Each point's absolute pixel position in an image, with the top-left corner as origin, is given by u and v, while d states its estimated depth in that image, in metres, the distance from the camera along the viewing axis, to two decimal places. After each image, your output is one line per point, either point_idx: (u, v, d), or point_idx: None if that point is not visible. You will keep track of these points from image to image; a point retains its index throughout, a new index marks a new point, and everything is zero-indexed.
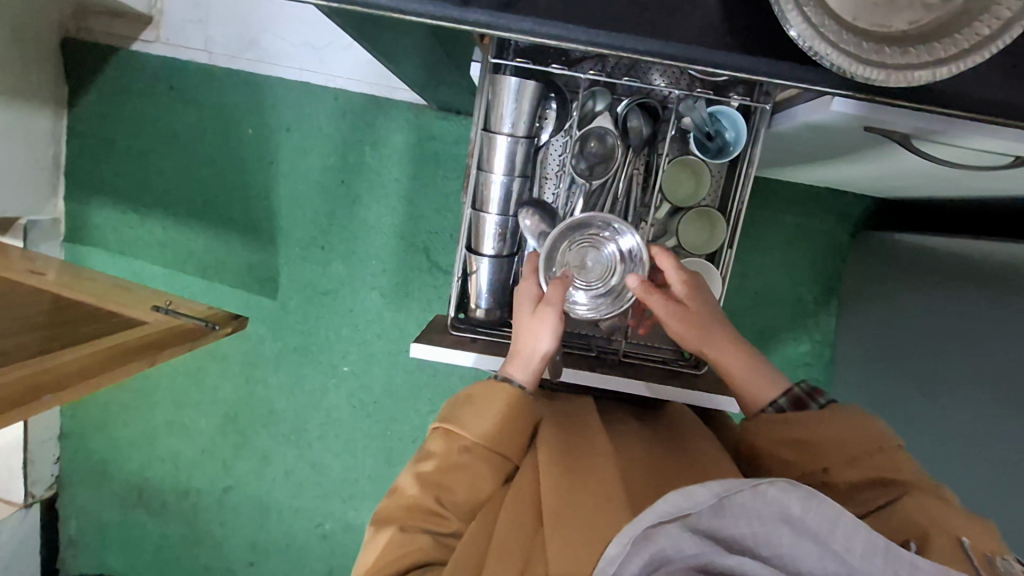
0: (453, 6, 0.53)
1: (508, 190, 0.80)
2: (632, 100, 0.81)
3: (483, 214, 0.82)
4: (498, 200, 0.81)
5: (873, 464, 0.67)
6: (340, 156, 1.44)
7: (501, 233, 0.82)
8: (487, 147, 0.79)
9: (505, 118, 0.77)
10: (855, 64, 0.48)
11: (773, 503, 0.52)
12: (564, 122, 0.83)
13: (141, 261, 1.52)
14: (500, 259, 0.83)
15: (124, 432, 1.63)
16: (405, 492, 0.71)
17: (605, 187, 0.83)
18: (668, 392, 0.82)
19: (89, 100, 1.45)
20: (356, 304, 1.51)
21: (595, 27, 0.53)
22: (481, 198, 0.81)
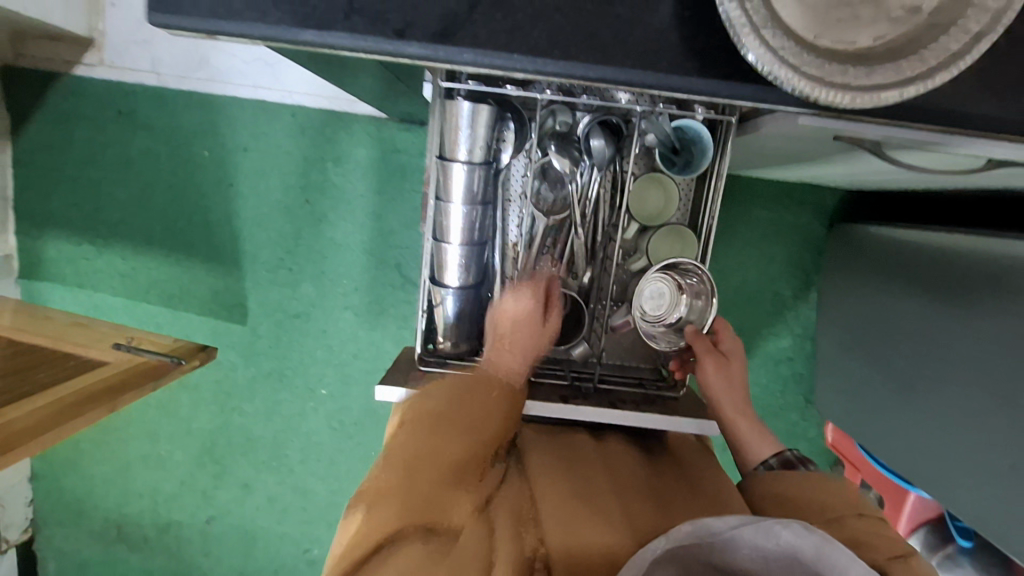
0: (388, 38, 0.49)
1: (469, 219, 0.77)
2: (592, 119, 0.79)
3: (444, 244, 0.78)
4: (459, 229, 0.77)
5: (850, 523, 0.63)
6: (302, 175, 1.39)
7: (467, 261, 0.79)
8: (443, 175, 0.75)
9: (460, 145, 0.73)
10: (819, 89, 0.45)
11: (784, 544, 0.50)
12: (524, 144, 0.82)
13: (101, 294, 1.46)
14: (466, 289, 0.80)
15: (98, 470, 1.58)
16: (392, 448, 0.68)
17: (564, 210, 0.84)
18: (647, 420, 0.79)
19: (31, 129, 1.38)
20: (329, 325, 1.47)
21: (541, 55, 0.49)
22: (441, 227, 0.78)
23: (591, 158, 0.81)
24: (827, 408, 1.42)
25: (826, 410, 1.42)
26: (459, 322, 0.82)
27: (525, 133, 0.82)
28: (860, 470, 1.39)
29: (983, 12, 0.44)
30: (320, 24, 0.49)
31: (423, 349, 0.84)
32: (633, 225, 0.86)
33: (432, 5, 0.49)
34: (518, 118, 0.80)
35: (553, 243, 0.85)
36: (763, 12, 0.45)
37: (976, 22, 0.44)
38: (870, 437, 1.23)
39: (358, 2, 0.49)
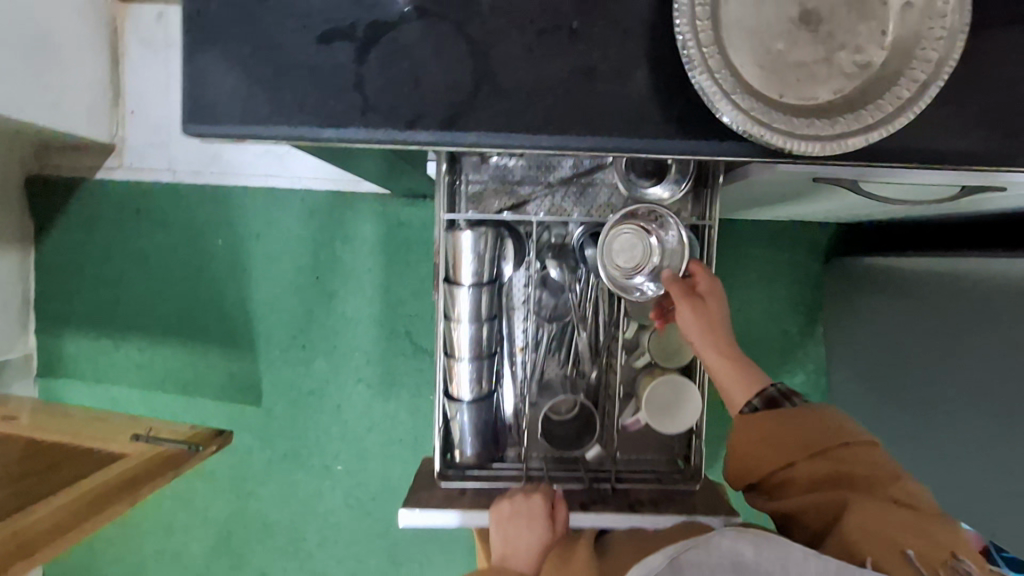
0: (400, 128, 0.55)
1: (478, 336, 0.80)
2: (586, 230, 0.83)
3: (456, 360, 0.81)
4: (469, 346, 0.80)
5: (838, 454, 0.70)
6: (313, 255, 1.45)
7: (479, 374, 0.82)
8: (451, 297, 0.79)
9: (467, 270, 0.78)
10: (791, 141, 0.50)
11: (725, 555, 0.56)
12: (523, 257, 0.86)
13: (119, 386, 1.48)
14: (479, 400, 0.82)
15: (112, 570, 1.53)
16: None
17: (565, 316, 0.87)
18: (668, 522, 0.77)
19: (54, 233, 1.45)
20: (343, 399, 1.48)
21: (538, 132, 0.55)
22: (452, 344, 0.81)
23: (586, 267, 0.85)
24: None
25: None
26: (477, 434, 0.83)
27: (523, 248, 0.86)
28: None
29: (925, 62, 0.50)
30: (339, 123, 0.54)
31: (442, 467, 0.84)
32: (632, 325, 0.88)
33: (438, 98, 0.54)
34: (514, 234, 0.85)
35: (558, 347, 0.88)
36: (733, 80, 0.50)
37: (920, 70, 0.50)
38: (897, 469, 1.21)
39: (371, 100, 0.55)
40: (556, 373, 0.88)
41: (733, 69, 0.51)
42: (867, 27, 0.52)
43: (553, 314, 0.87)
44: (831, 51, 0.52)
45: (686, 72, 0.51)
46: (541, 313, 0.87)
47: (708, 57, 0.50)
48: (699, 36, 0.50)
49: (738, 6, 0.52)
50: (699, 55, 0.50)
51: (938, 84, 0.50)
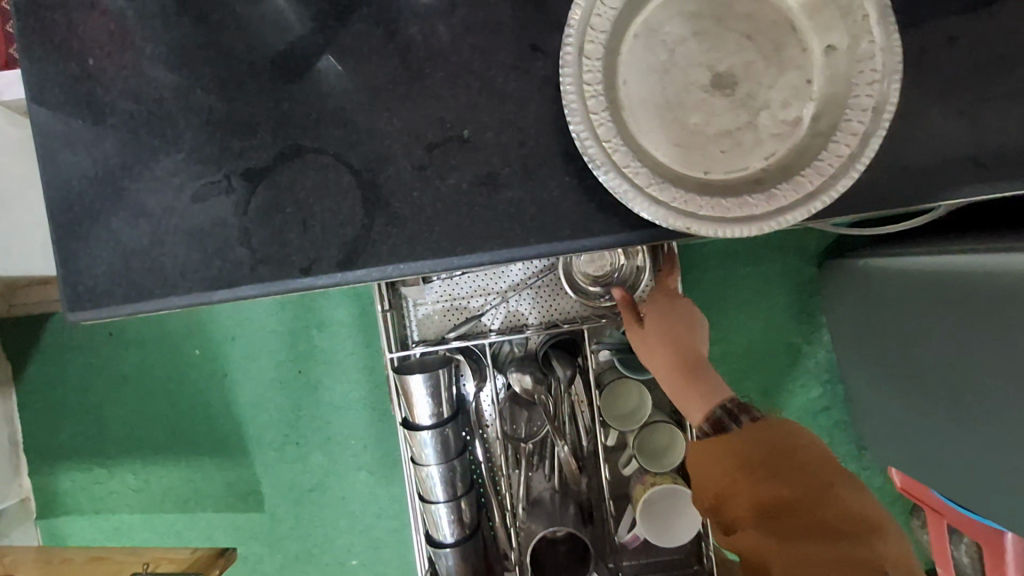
0: (295, 275, 0.49)
1: (448, 474, 0.73)
2: (546, 337, 0.80)
3: (431, 505, 0.73)
4: (441, 490, 0.73)
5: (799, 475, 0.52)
6: (291, 349, 1.40)
7: (458, 517, 0.74)
8: (413, 443, 0.71)
9: (424, 411, 0.70)
10: (723, 228, 0.44)
11: None
12: (483, 375, 0.82)
13: (119, 514, 1.44)
14: (463, 544, 0.74)
15: None
16: None
17: (541, 432, 0.78)
18: None
19: (31, 370, 1.43)
20: (346, 491, 1.42)
21: (446, 254, 0.49)
22: (423, 487, 0.73)
23: (555, 377, 0.79)
24: (883, 452, 1.31)
25: (884, 455, 1.30)
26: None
27: (483, 365, 0.82)
28: (944, 513, 1.25)
29: (860, 110, 0.44)
30: (228, 283, 0.49)
31: None
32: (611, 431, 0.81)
33: (331, 236, 0.49)
34: (470, 353, 0.82)
35: (541, 461, 0.80)
36: (646, 171, 0.44)
37: (857, 121, 0.44)
38: (941, 479, 1.12)
39: (259, 251, 0.49)
40: (544, 488, 0.77)
41: (644, 158, 0.45)
42: (788, 79, 0.46)
43: (528, 434, 0.79)
44: (752, 113, 0.46)
45: (592, 170, 0.45)
46: (515, 434, 0.79)
47: (612, 153, 0.44)
48: (598, 130, 0.44)
49: (637, 85, 0.46)
50: (602, 153, 0.44)
51: (881, 132, 0.43)
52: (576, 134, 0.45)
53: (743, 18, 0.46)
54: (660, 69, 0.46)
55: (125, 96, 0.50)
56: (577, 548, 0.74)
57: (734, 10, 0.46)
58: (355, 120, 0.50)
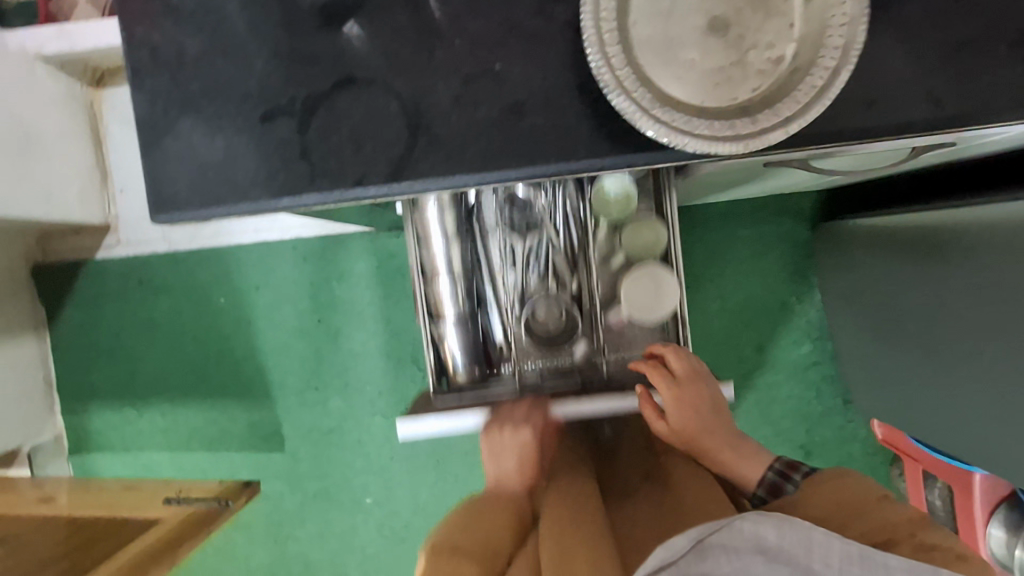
0: (350, 186, 0.57)
1: (443, 221, 0.88)
2: None
3: (434, 281, 0.92)
4: (444, 266, 0.91)
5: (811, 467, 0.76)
6: (312, 299, 1.49)
7: (460, 296, 0.92)
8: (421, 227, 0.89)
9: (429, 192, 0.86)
10: (714, 145, 0.52)
11: (750, 538, 0.54)
12: None
13: (148, 452, 1.54)
14: (463, 320, 0.93)
15: None
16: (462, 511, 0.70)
17: (536, 229, 0.92)
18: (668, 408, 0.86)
19: (66, 316, 1.52)
20: (363, 433, 1.51)
21: (480, 170, 0.57)
22: (428, 265, 0.92)
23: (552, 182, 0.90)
24: (866, 403, 1.41)
25: (866, 406, 1.40)
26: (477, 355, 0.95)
27: None
28: (919, 460, 1.35)
29: (833, 48, 0.52)
30: (292, 192, 0.58)
31: (438, 384, 0.97)
32: (602, 225, 0.92)
33: (381, 154, 0.57)
34: None
35: (536, 262, 0.94)
36: (650, 98, 0.53)
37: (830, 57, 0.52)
38: (919, 422, 1.22)
39: (320, 166, 0.58)
40: (537, 284, 0.94)
41: (651, 89, 0.54)
42: (774, 22, 0.54)
43: (523, 224, 0.92)
44: (742, 52, 0.54)
45: (606, 97, 0.54)
46: (512, 224, 0.92)
47: (623, 82, 0.53)
48: (611, 61, 0.53)
49: (646, 26, 0.54)
50: (615, 82, 0.53)
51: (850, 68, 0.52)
52: (593, 63, 0.53)
53: None
54: (664, 12, 0.54)
55: (204, 32, 0.59)
56: (563, 327, 0.94)
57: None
58: (402, 55, 0.58)
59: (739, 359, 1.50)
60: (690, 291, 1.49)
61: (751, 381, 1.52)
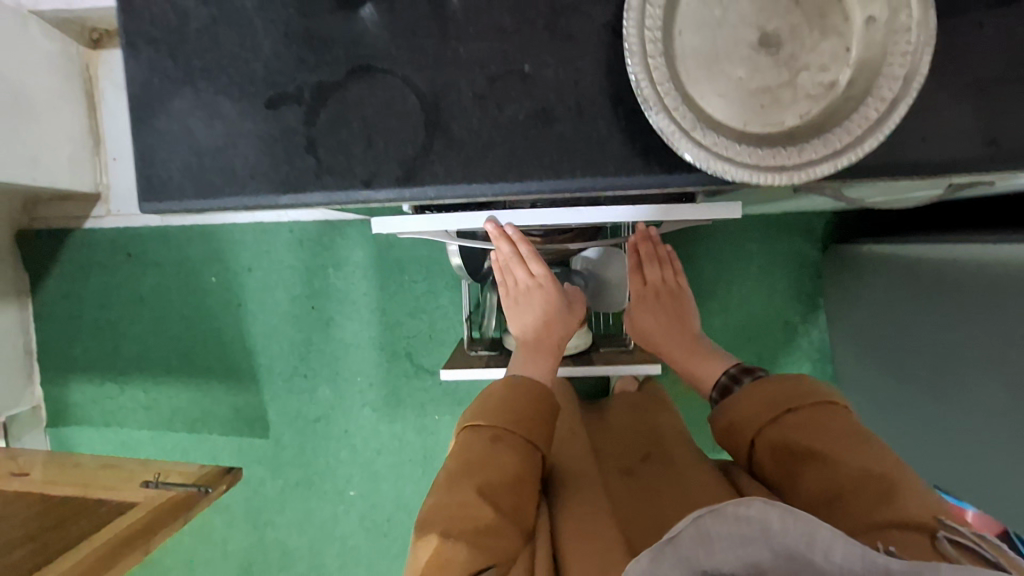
0: (358, 187, 0.53)
1: None
2: None
3: None
4: None
5: (811, 412, 0.71)
6: (306, 284, 1.44)
7: None
8: None
9: None
10: (756, 174, 0.48)
11: (749, 526, 0.47)
12: None
13: (128, 429, 1.50)
14: None
15: None
16: (488, 412, 0.81)
17: None
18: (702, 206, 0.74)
19: (49, 285, 1.46)
20: (350, 424, 1.48)
21: (500, 179, 0.53)
22: None
23: None
24: None
25: None
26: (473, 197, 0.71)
27: None
28: None
29: (894, 78, 0.48)
30: (293, 188, 0.53)
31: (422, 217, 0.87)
32: None
33: (393, 154, 0.53)
34: None
35: None
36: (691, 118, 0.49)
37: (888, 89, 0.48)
38: (912, 456, 1.20)
39: (326, 162, 0.53)
40: None
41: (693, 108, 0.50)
42: (830, 43, 0.50)
43: None
44: (793, 73, 0.50)
45: (644, 112, 0.50)
46: None
47: (664, 100, 0.49)
48: (653, 74, 0.48)
49: (692, 38, 0.50)
50: (655, 98, 0.49)
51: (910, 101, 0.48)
52: (632, 75, 0.49)
53: None
54: (712, 23, 0.50)
55: (208, 6, 0.54)
56: None
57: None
58: (424, 48, 0.53)
59: None
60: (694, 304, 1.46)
61: None
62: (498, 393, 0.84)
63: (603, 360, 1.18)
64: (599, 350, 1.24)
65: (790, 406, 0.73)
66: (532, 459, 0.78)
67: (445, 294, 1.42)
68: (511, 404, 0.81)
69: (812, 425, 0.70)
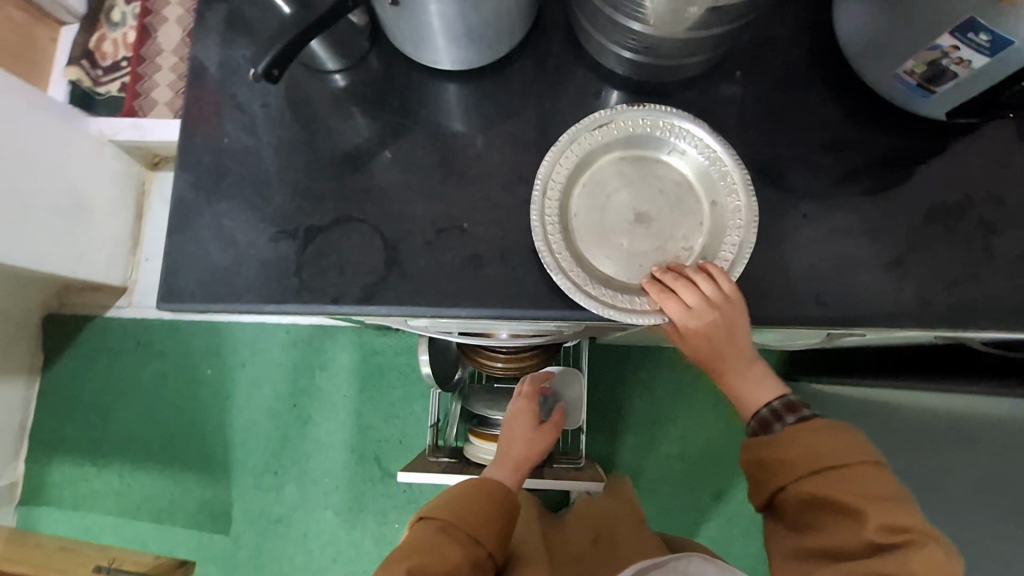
0: (328, 301, 0.69)
1: None
2: None
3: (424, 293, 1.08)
4: None
5: (829, 452, 0.64)
6: (292, 383, 1.56)
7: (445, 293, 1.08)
8: None
9: None
10: (635, 316, 0.64)
11: None
12: None
13: (95, 514, 1.53)
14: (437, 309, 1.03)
15: None
16: (444, 505, 0.90)
17: None
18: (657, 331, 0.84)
19: (59, 365, 1.60)
20: (310, 527, 1.50)
21: (437, 304, 0.69)
22: None
23: None
24: None
25: None
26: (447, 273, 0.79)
27: None
28: None
29: (730, 256, 0.65)
30: (278, 298, 0.69)
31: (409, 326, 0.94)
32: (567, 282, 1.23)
33: (357, 279, 0.69)
34: None
35: None
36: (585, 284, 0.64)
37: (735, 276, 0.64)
38: None
39: (307, 282, 0.69)
40: None
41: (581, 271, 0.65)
42: (688, 227, 0.67)
43: None
44: (661, 242, 0.67)
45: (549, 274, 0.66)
46: None
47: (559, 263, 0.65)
48: (552, 245, 0.66)
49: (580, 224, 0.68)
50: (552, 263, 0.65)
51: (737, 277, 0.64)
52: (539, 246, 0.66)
53: (659, 180, 0.69)
54: (599, 206, 0.68)
55: (241, 165, 0.74)
56: None
57: (652, 175, 0.69)
58: (393, 204, 0.72)
59: (695, 505, 1.51)
60: (653, 430, 1.54)
61: (706, 531, 1.50)
62: (450, 494, 0.92)
63: (553, 475, 1.25)
64: (552, 466, 1.30)
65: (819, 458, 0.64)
66: (476, 550, 0.85)
67: (419, 402, 1.52)
68: (463, 500, 0.90)
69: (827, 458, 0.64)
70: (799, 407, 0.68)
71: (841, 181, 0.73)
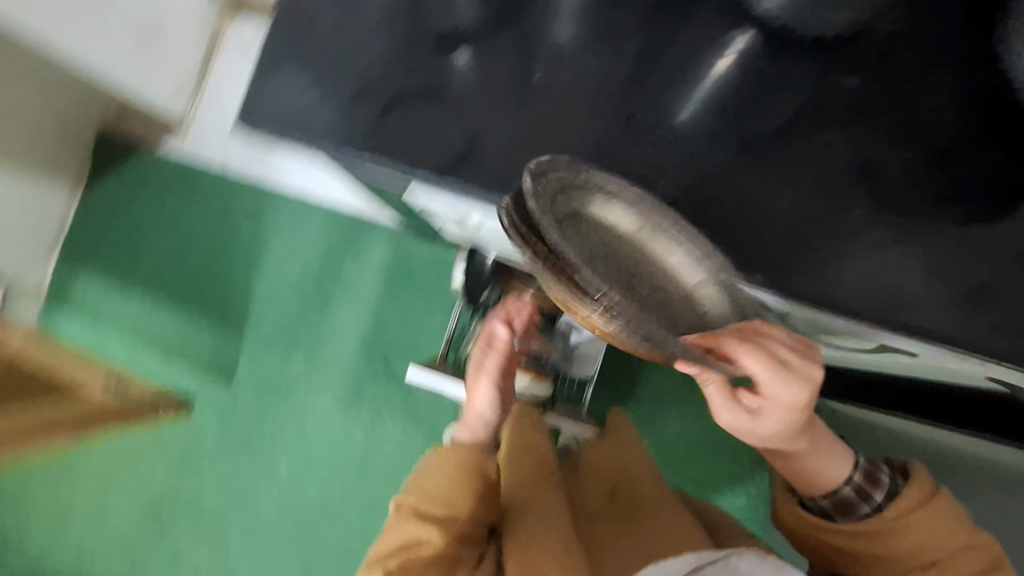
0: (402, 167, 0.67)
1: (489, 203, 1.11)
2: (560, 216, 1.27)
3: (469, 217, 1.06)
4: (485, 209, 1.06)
5: (903, 537, 0.66)
6: (321, 263, 1.57)
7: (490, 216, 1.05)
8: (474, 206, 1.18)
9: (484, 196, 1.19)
10: (654, 339, 0.49)
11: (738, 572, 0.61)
12: None
13: (110, 334, 1.58)
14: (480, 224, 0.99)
15: (41, 510, 1.56)
16: (436, 475, 0.75)
17: None
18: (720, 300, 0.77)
19: (106, 186, 1.63)
20: (307, 402, 1.54)
21: (512, 196, 0.65)
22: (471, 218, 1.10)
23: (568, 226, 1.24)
24: None
25: None
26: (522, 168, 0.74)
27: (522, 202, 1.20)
28: None
29: None
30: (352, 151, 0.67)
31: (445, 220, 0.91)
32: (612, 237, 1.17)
33: (434, 153, 0.67)
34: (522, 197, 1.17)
35: None
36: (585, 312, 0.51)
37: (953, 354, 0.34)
38: None
39: (382, 143, 0.67)
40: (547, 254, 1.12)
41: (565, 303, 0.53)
42: (667, 284, 0.60)
43: None
44: (635, 287, 0.57)
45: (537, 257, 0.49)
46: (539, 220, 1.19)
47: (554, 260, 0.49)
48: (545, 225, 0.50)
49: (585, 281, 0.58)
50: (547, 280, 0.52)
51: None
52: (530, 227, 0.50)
53: (650, 233, 0.60)
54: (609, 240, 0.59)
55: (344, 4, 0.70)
56: None
57: (644, 249, 0.60)
58: (489, 84, 0.68)
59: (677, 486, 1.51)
60: (657, 404, 1.52)
61: None
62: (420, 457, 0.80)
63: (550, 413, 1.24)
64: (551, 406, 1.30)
65: (878, 545, 0.67)
66: (457, 525, 0.72)
67: (438, 315, 1.53)
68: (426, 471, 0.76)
69: (884, 554, 0.67)
70: (878, 484, 0.69)
71: (939, 200, 0.65)
